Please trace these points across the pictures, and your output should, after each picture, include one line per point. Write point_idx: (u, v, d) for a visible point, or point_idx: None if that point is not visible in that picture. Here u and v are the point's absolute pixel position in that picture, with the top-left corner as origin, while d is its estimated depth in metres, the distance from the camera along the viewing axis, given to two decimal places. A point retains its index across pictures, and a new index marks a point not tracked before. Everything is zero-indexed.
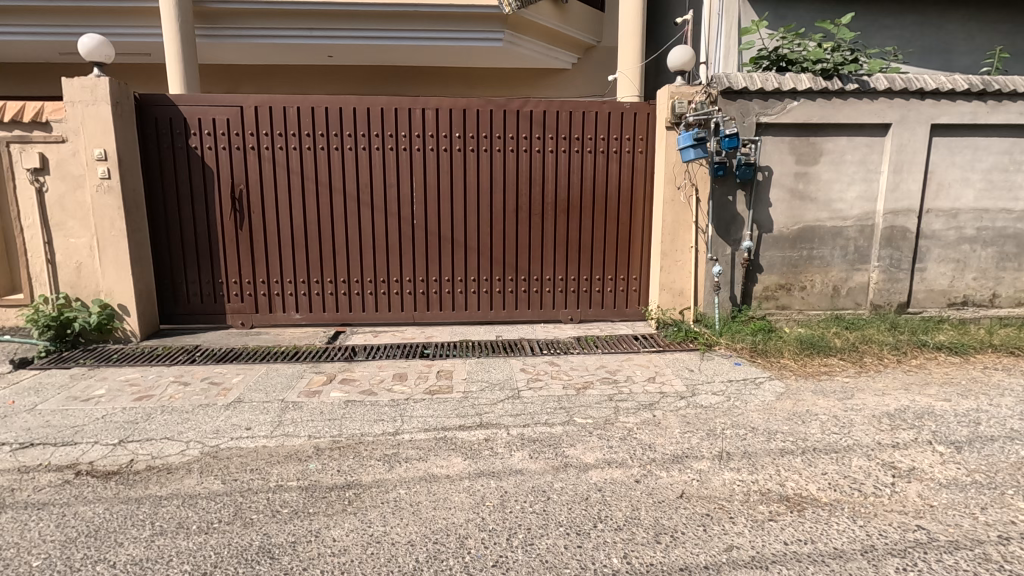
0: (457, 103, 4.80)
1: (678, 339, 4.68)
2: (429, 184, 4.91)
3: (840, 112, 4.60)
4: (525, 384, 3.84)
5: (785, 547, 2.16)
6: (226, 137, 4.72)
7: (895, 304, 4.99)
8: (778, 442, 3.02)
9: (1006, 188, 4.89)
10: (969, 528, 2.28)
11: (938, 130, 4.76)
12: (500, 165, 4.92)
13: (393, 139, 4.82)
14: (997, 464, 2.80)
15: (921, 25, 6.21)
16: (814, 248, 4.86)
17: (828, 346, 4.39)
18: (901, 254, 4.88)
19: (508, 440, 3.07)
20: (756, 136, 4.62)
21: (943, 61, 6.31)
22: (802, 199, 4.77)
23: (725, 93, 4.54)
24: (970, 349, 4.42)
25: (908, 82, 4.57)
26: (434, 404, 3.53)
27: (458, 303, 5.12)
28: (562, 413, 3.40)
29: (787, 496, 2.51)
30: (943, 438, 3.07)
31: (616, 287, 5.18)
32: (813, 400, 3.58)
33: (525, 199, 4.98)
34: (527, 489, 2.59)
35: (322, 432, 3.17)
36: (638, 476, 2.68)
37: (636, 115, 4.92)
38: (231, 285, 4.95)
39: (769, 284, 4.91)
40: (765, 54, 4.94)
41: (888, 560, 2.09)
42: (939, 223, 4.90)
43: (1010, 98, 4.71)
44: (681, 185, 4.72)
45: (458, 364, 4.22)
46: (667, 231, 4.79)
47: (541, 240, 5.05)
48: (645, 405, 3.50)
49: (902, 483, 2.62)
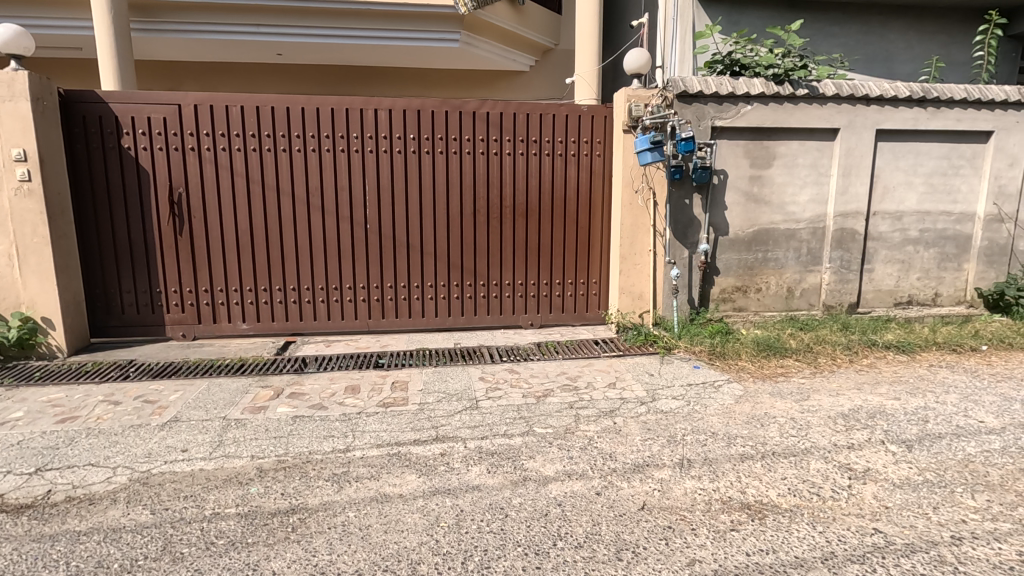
0: (410, 104, 4.65)
1: (638, 343, 4.67)
2: (383, 187, 4.74)
3: (792, 117, 4.68)
4: (484, 394, 3.72)
5: (747, 558, 2.12)
6: (163, 137, 4.43)
7: (846, 304, 5.11)
8: (738, 447, 3.01)
9: (946, 191, 5.08)
10: (923, 529, 2.30)
11: (883, 135, 4.91)
12: (456, 167, 4.79)
13: (345, 140, 4.63)
14: (946, 462, 2.86)
15: (865, 33, 6.43)
16: (769, 250, 4.93)
17: (784, 348, 4.45)
18: (850, 256, 5.01)
19: (465, 454, 2.95)
20: (711, 140, 4.65)
21: (885, 68, 6.55)
22: (756, 203, 4.83)
23: (681, 97, 4.55)
24: (916, 348, 4.56)
25: (855, 88, 4.69)
26: (388, 418, 3.37)
27: (414, 310, 4.96)
28: (522, 423, 3.30)
29: (747, 504, 2.48)
30: (895, 438, 3.11)
31: (576, 291, 5.12)
32: (770, 402, 3.59)
33: (482, 202, 4.87)
34: (484, 507, 2.47)
35: (266, 451, 2.97)
36: (599, 488, 2.61)
37: (593, 118, 4.88)
38: (170, 295, 4.65)
39: (725, 286, 4.95)
40: (719, 58, 4.98)
41: (848, 566, 2.07)
42: (885, 225, 5.06)
43: (948, 105, 4.90)
44: (639, 189, 4.71)
45: (415, 374, 4.08)
46: (626, 234, 4.77)
47: (499, 245, 4.95)
48: (605, 412, 3.45)
49: (858, 485, 2.63)
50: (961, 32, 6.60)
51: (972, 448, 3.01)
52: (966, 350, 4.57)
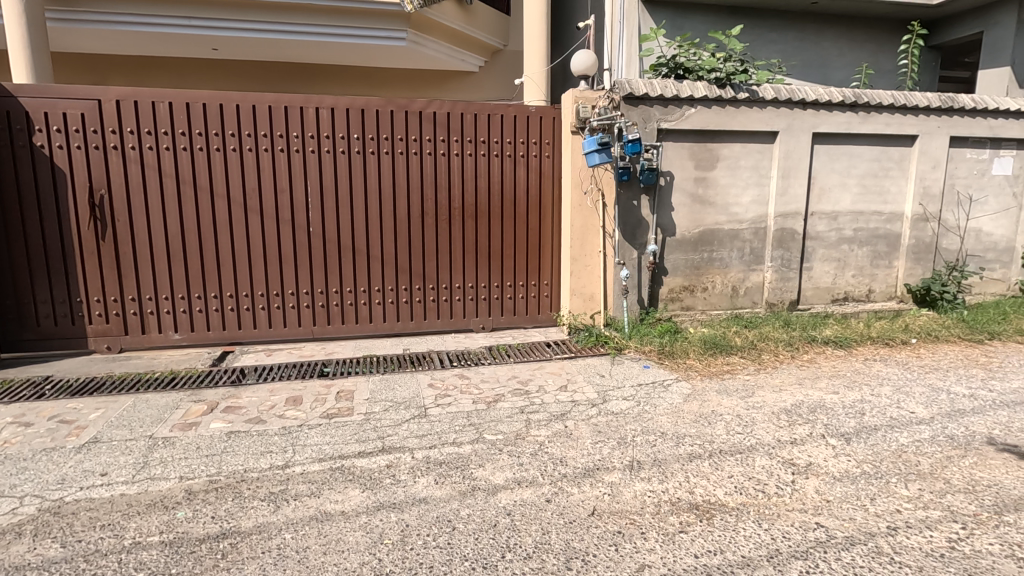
0: (354, 102, 4.50)
1: (590, 344, 4.68)
2: (325, 188, 4.55)
3: (734, 121, 4.80)
4: (433, 401, 3.62)
5: (695, 560, 2.11)
6: (81, 134, 4.11)
7: (787, 301, 5.28)
8: (687, 446, 3.02)
9: (877, 192, 5.33)
10: (861, 521, 2.36)
11: (818, 138, 5.10)
12: (403, 168, 4.66)
13: (284, 139, 4.42)
14: (882, 453, 2.96)
15: (801, 40, 6.69)
16: (714, 250, 5.03)
17: (729, 345, 4.54)
18: (790, 254, 5.18)
19: (412, 465, 2.84)
20: (657, 142, 4.71)
21: (820, 74, 6.83)
22: (702, 204, 4.92)
23: (627, 99, 4.59)
24: (852, 342, 4.75)
25: (793, 92, 4.85)
26: (332, 430, 3.22)
27: (361, 315, 4.79)
28: (471, 431, 3.21)
29: (695, 504, 2.48)
30: (834, 431, 3.21)
31: (527, 293, 5.08)
32: (717, 400, 3.64)
33: (431, 204, 4.76)
34: (430, 520, 2.38)
35: (196, 471, 2.77)
36: (549, 495, 2.56)
37: (542, 119, 4.86)
38: (92, 304, 4.32)
39: (674, 285, 5.02)
40: (664, 61, 5.05)
41: (792, 563, 2.09)
42: (822, 225, 5.25)
43: (878, 110, 5.14)
44: (588, 190, 4.71)
45: (361, 382, 3.92)
46: (576, 235, 4.77)
47: (449, 247, 4.85)
48: (557, 416, 3.41)
49: (801, 480, 2.68)
50: (887, 41, 6.97)
51: (905, 438, 3.13)
52: (897, 344, 4.79)
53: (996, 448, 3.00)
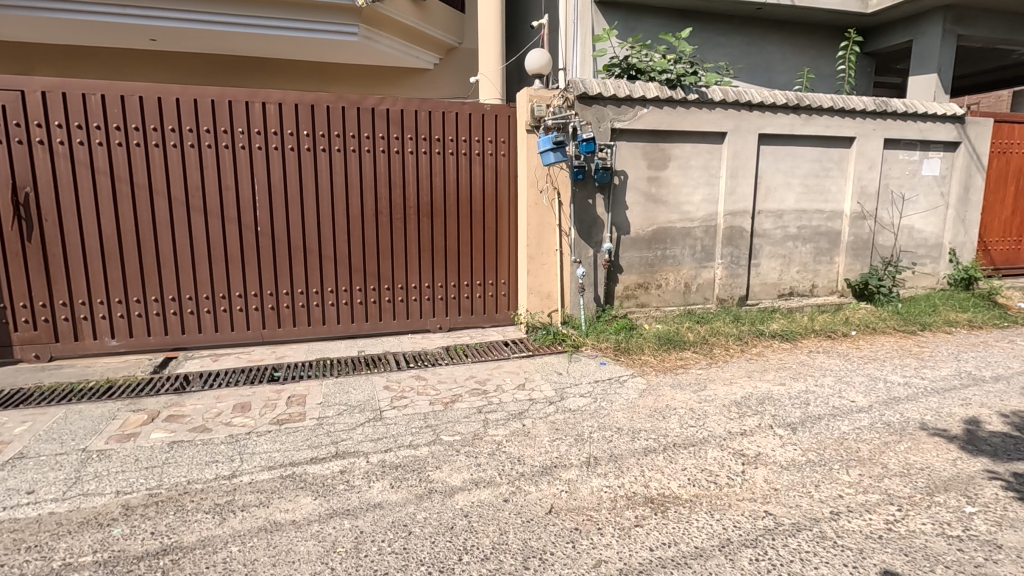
0: (303, 97, 4.35)
1: (547, 343, 4.69)
2: (274, 186, 4.39)
3: (684, 121, 4.91)
4: (389, 403, 3.55)
5: (651, 553, 2.14)
6: (2, 128, 3.82)
7: (737, 297, 5.45)
8: (642, 441, 3.07)
9: (819, 191, 5.57)
10: (807, 508, 2.45)
11: (764, 139, 5.28)
12: (356, 166, 4.56)
13: (229, 135, 4.24)
14: (825, 441, 3.09)
15: (747, 44, 6.92)
16: (667, 248, 5.14)
17: (682, 341, 4.65)
18: (739, 252, 5.35)
19: (367, 469, 2.77)
20: (611, 141, 4.77)
21: (765, 78, 7.09)
22: (655, 202, 5.02)
23: (581, 98, 4.63)
24: (797, 335, 4.96)
25: (739, 94, 5.00)
26: (282, 436, 3.11)
27: (314, 317, 4.65)
28: (428, 432, 3.17)
29: (650, 498, 2.52)
30: (782, 421, 3.33)
31: (484, 292, 5.06)
32: (671, 395, 3.72)
33: (385, 202, 4.67)
34: (385, 526, 2.32)
35: (135, 485, 2.62)
36: (507, 495, 2.54)
37: (497, 117, 4.84)
38: (18, 310, 4.03)
39: (629, 283, 5.10)
40: (617, 62, 5.12)
41: (742, 551, 2.15)
42: (768, 223, 5.45)
43: (819, 113, 5.37)
44: (544, 189, 4.72)
45: (314, 386, 3.81)
46: (532, 234, 4.77)
47: (404, 247, 4.77)
48: (515, 414, 3.40)
49: (750, 470, 2.77)
50: (827, 47, 7.30)
51: (846, 426, 3.27)
52: (838, 336, 5.02)
53: (928, 432, 3.18)
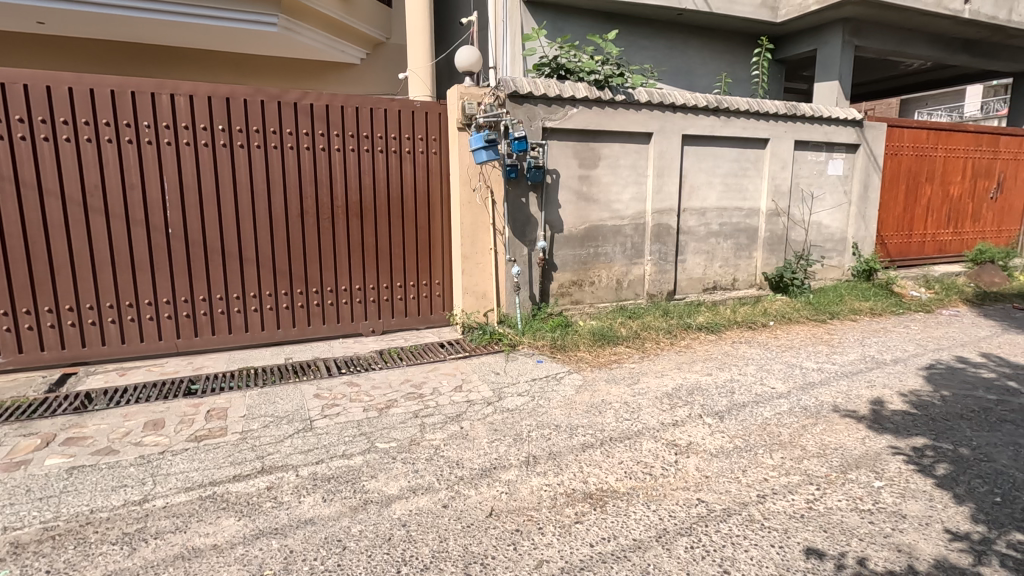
0: (217, 89, 4.07)
1: (484, 343, 4.65)
2: (186, 185, 4.08)
3: (613, 121, 5.02)
4: (319, 412, 3.38)
5: (591, 549, 2.15)
6: None
7: (665, 292, 5.65)
8: (580, 437, 3.10)
9: (738, 190, 5.87)
10: (736, 493, 2.55)
11: (687, 140, 5.50)
12: (278, 163, 4.32)
13: (132, 129, 3.89)
14: (750, 427, 3.25)
15: (670, 48, 7.19)
16: (599, 246, 5.24)
17: (616, 336, 4.76)
18: (666, 248, 5.55)
19: (297, 484, 2.62)
20: (543, 140, 4.79)
21: (686, 81, 7.41)
22: (586, 201, 5.10)
23: (512, 97, 4.62)
24: (721, 327, 5.20)
25: (663, 96, 5.18)
26: (201, 454, 2.88)
27: (235, 324, 4.37)
28: (362, 441, 3.04)
29: (589, 493, 2.54)
30: (710, 410, 3.47)
31: (419, 293, 4.95)
32: (606, 389, 3.79)
33: (311, 201, 4.46)
34: (317, 543, 2.20)
35: (27, 519, 2.34)
36: (446, 500, 2.49)
37: (428, 114, 4.74)
38: None
39: (563, 280, 5.15)
40: (546, 62, 5.16)
41: (678, 540, 2.20)
42: (693, 221, 5.68)
43: (736, 115, 5.65)
44: (477, 188, 4.67)
45: (236, 398, 3.58)
46: (466, 234, 4.70)
47: (333, 248, 4.58)
48: (452, 417, 3.34)
49: (683, 459, 2.86)
50: (741, 53, 7.71)
51: (768, 412, 3.46)
52: (758, 327, 5.32)
53: (840, 414, 3.42)
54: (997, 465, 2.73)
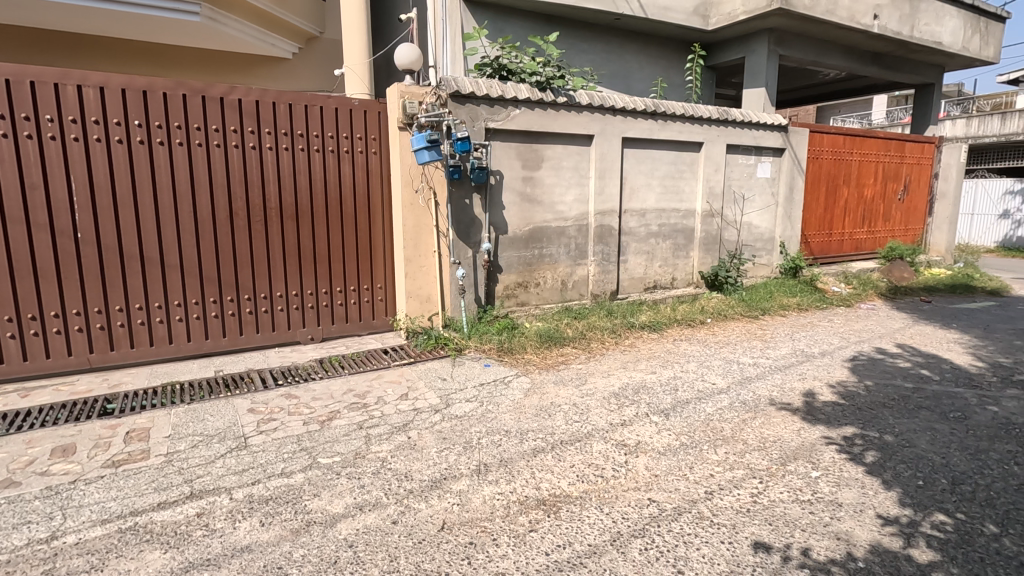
0: (132, 82, 3.74)
1: (429, 348, 4.54)
2: (98, 185, 3.73)
3: (555, 123, 5.04)
4: (255, 429, 3.17)
5: (547, 558, 2.12)
6: None
7: (608, 292, 5.74)
8: (531, 441, 3.07)
9: (675, 192, 6.05)
10: (685, 490, 2.59)
11: (627, 142, 5.61)
12: (203, 162, 4.03)
13: (32, 123, 3.51)
14: (695, 424, 3.33)
15: (608, 52, 7.32)
16: (544, 247, 5.24)
17: (562, 337, 4.78)
18: (609, 249, 5.64)
19: (230, 508, 2.43)
20: (486, 141, 4.74)
21: (623, 85, 7.57)
22: (530, 202, 5.09)
23: (454, 96, 4.54)
24: (663, 325, 5.34)
25: (604, 99, 5.25)
26: (120, 481, 2.63)
27: (158, 336, 4.04)
28: (303, 457, 2.88)
29: (543, 500, 2.51)
30: (656, 408, 3.53)
31: (360, 298, 4.77)
32: (554, 392, 3.78)
33: (241, 203, 4.19)
34: (256, 571, 2.04)
35: None
36: (395, 516, 2.38)
37: (366, 113, 4.58)
38: None
39: (508, 282, 5.12)
40: (488, 62, 5.13)
41: (632, 543, 2.21)
42: (634, 222, 5.80)
43: (673, 119, 5.81)
44: (419, 189, 4.55)
45: (160, 416, 3.30)
46: (409, 236, 4.56)
47: (267, 252, 4.32)
48: (399, 427, 3.22)
49: (632, 459, 2.89)
50: (675, 59, 7.97)
51: (710, 408, 3.56)
52: (697, 324, 5.50)
53: (776, 407, 3.57)
54: (918, 450, 2.93)
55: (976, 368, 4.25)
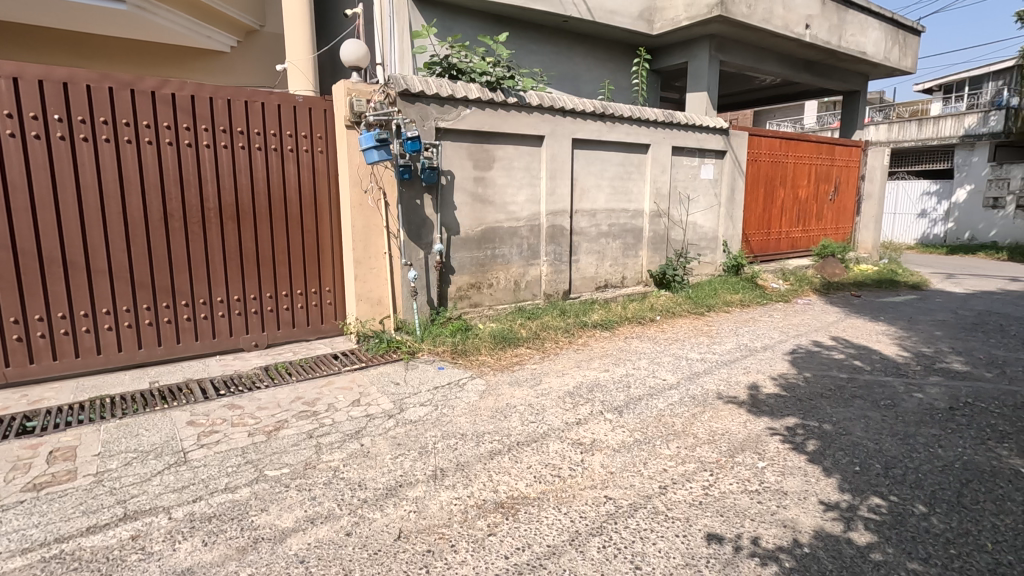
0: (51, 73, 3.46)
1: (382, 352, 4.43)
2: (11, 184, 3.42)
3: (506, 123, 5.03)
4: (195, 442, 3.00)
5: (507, 561, 2.10)
6: None
7: (561, 291, 5.80)
8: (487, 444, 3.05)
9: (624, 192, 6.17)
10: (639, 486, 2.64)
11: (577, 144, 5.67)
12: (134, 159, 3.77)
13: None
14: (648, 420, 3.40)
15: (557, 54, 7.39)
16: (496, 248, 5.23)
17: (516, 337, 4.78)
18: (561, 249, 5.69)
19: (169, 529, 2.28)
20: (436, 141, 4.67)
21: (572, 87, 7.66)
22: (482, 203, 5.06)
23: (403, 95, 4.45)
24: (615, 323, 5.43)
25: (554, 100, 5.29)
26: (42, 505, 2.42)
27: (84, 346, 3.75)
28: (249, 470, 2.74)
29: (501, 502, 2.49)
30: (610, 406, 3.58)
31: (307, 302, 4.61)
32: (510, 393, 3.77)
33: (176, 203, 3.95)
34: None
35: None
36: (349, 528, 2.30)
37: (311, 110, 4.43)
38: None
39: (461, 284, 5.07)
40: (437, 61, 5.06)
41: (590, 541, 2.22)
42: (584, 222, 5.87)
43: (621, 121, 5.92)
44: (368, 189, 4.43)
45: (88, 433, 3.07)
46: (358, 238, 4.44)
47: (206, 255, 4.10)
48: (352, 434, 3.13)
49: (588, 458, 2.91)
50: (621, 62, 8.14)
51: (662, 403, 3.64)
52: (647, 322, 5.63)
53: (724, 400, 3.70)
54: (854, 437, 3.09)
55: (902, 358, 4.55)
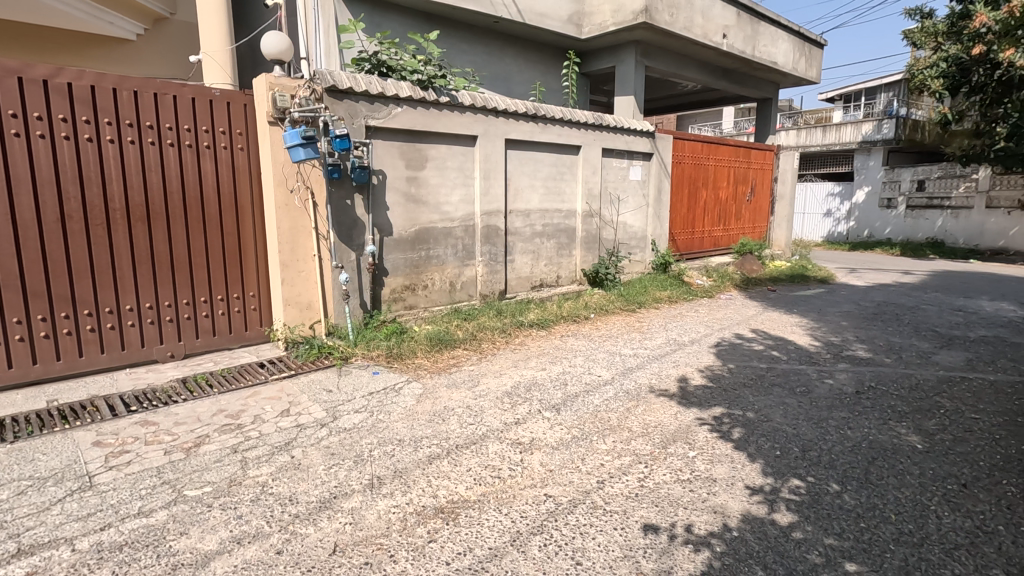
0: None
1: (312, 358, 4.26)
2: None
3: (439, 123, 4.96)
4: (102, 465, 2.74)
5: (448, 567, 2.07)
6: None
7: (497, 291, 5.80)
8: (425, 448, 2.99)
9: (557, 193, 6.26)
10: (578, 482, 2.67)
11: (511, 144, 5.69)
12: (23, 154, 3.40)
13: None
14: (584, 416, 3.45)
15: (488, 54, 7.39)
16: (431, 249, 5.16)
17: (453, 339, 4.73)
18: (496, 249, 5.69)
19: (72, 562, 2.07)
20: (366, 139, 4.54)
21: (504, 87, 7.70)
22: (415, 203, 4.97)
23: (331, 91, 4.29)
24: (550, 322, 5.51)
25: (487, 100, 5.28)
26: None
27: None
28: (165, 491, 2.54)
29: (440, 507, 2.45)
30: (548, 404, 3.61)
31: (228, 308, 4.35)
32: (447, 395, 3.72)
33: (76, 203, 3.60)
34: None
35: None
36: (280, 545, 2.18)
37: (229, 105, 4.18)
38: None
39: (395, 286, 4.96)
40: (366, 57, 4.92)
41: (531, 541, 2.22)
42: (519, 222, 5.91)
43: (553, 122, 6.01)
44: (293, 189, 4.24)
45: None
46: (284, 239, 4.24)
47: (111, 260, 3.76)
48: (281, 446, 2.98)
49: (527, 457, 2.92)
50: (552, 64, 8.26)
51: (597, 400, 3.72)
52: (582, 319, 5.74)
53: (656, 394, 3.83)
54: (774, 423, 3.29)
55: (814, 347, 4.90)
